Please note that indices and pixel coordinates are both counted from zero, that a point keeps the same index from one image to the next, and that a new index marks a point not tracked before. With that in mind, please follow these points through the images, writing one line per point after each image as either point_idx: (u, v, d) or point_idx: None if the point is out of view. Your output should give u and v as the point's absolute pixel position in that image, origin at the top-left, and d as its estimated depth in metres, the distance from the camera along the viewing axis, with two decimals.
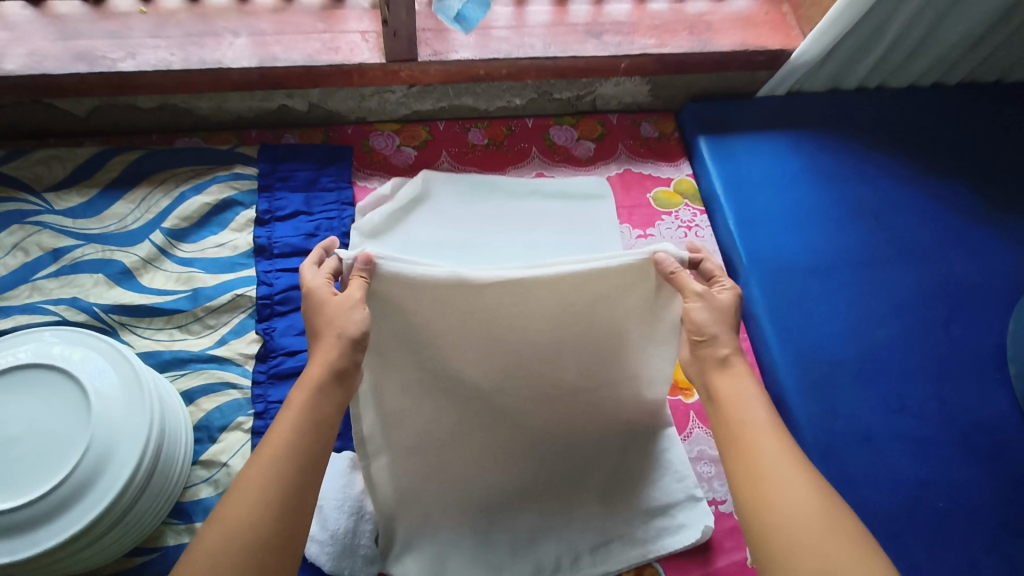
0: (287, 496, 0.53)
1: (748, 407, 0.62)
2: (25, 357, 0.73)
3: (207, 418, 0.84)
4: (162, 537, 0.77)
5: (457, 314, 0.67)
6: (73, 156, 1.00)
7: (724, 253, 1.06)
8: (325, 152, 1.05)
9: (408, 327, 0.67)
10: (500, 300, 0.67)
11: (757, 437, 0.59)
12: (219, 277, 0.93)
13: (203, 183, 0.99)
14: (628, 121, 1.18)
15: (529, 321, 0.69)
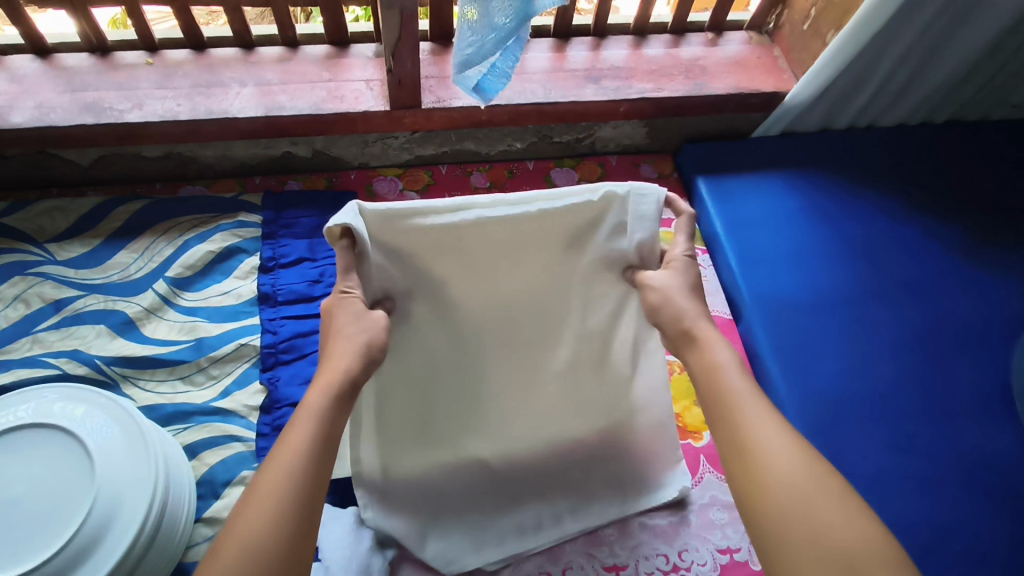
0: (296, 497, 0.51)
1: (728, 374, 0.62)
2: (24, 416, 0.72)
3: (211, 472, 0.83)
4: None
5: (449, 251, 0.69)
6: (77, 206, 1.00)
7: (727, 294, 1.07)
8: (329, 198, 1.05)
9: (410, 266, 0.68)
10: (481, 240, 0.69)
11: (751, 415, 0.58)
12: (223, 326, 0.92)
13: (207, 231, 0.99)
14: (627, 163, 1.19)
15: (511, 267, 0.72)
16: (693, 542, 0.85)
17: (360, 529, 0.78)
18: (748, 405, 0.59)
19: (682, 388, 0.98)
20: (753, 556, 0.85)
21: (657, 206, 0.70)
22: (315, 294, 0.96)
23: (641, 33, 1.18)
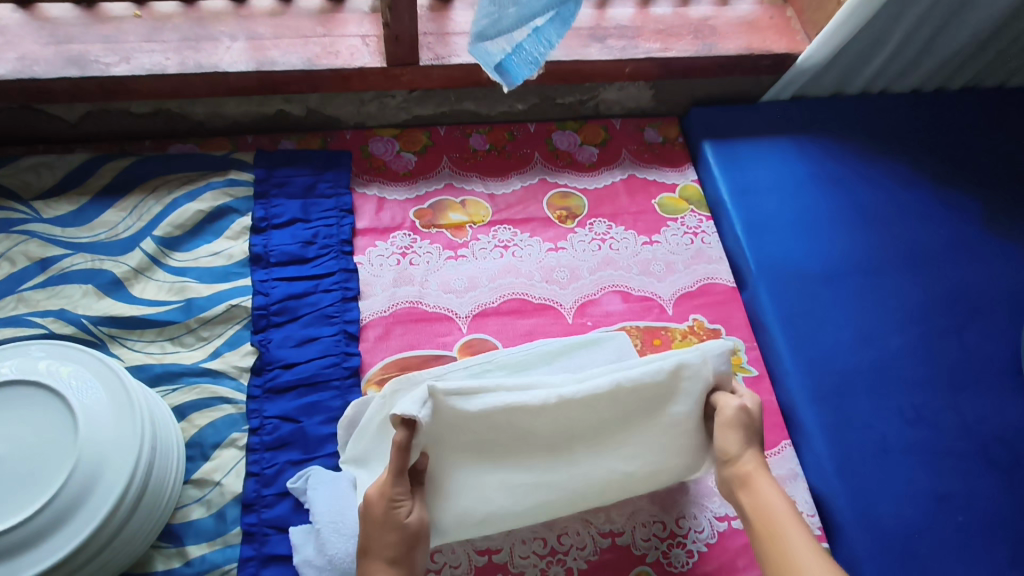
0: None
1: (779, 513, 0.67)
2: (9, 373, 0.69)
3: (201, 434, 0.81)
4: (152, 561, 0.74)
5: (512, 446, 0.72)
6: (62, 163, 0.97)
7: (732, 260, 1.03)
8: (323, 158, 1.02)
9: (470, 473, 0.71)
10: (547, 422, 0.72)
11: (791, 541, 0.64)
12: (213, 286, 0.90)
13: (197, 190, 0.96)
14: (631, 127, 1.15)
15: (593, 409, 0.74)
16: (692, 511, 0.84)
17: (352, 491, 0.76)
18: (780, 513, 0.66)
19: None
20: None
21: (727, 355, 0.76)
22: (308, 255, 0.94)
23: None
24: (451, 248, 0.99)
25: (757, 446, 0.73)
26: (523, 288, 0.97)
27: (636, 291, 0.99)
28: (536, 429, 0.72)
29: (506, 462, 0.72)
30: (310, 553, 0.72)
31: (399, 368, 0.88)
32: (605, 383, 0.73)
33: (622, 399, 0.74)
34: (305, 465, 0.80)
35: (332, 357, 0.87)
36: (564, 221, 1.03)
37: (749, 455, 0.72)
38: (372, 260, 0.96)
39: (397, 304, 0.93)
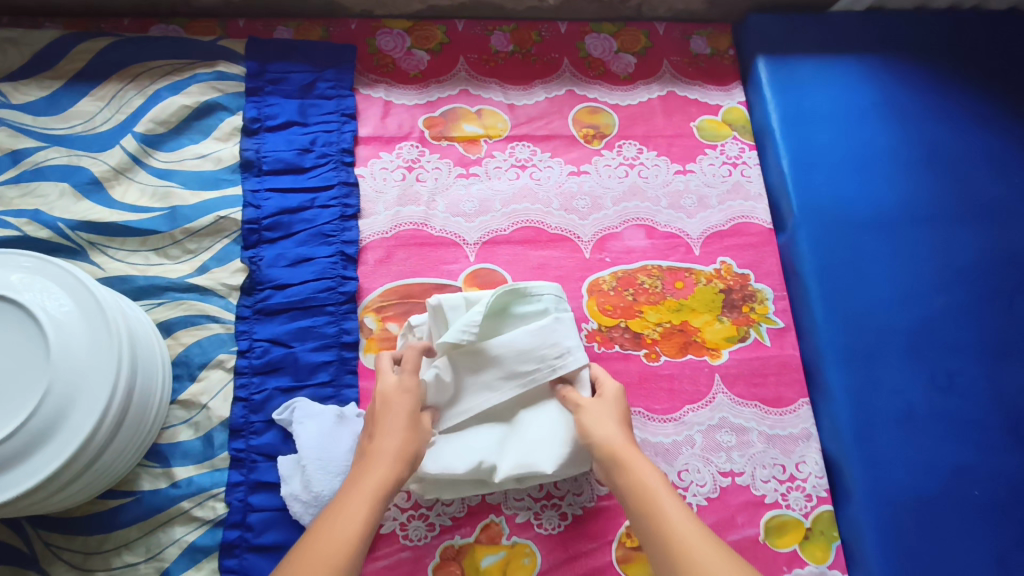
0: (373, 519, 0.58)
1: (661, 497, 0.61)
2: None
3: (186, 353, 0.77)
4: (138, 480, 0.71)
5: (497, 379, 0.72)
6: (31, 40, 0.86)
7: (772, 198, 0.93)
8: (324, 52, 0.91)
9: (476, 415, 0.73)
10: (511, 361, 0.72)
11: (669, 501, 0.60)
12: (200, 194, 0.82)
13: (182, 82, 0.87)
14: (677, 33, 1.00)
15: (523, 363, 0.72)
16: (696, 464, 0.80)
17: (335, 428, 0.73)
18: (652, 477, 0.62)
19: (706, 301, 0.87)
20: (757, 482, 0.80)
21: (453, 299, 0.72)
22: (305, 165, 0.85)
23: None
24: (462, 164, 0.89)
25: (626, 425, 0.69)
26: (538, 216, 0.88)
27: (662, 227, 0.90)
28: (508, 369, 0.72)
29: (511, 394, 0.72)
30: (296, 488, 0.70)
31: (400, 296, 0.82)
32: (513, 336, 0.72)
33: (524, 350, 0.72)
34: (295, 393, 0.76)
35: (327, 281, 0.80)
36: (590, 141, 0.93)
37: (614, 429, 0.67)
38: (374, 173, 0.87)
39: (400, 225, 0.85)
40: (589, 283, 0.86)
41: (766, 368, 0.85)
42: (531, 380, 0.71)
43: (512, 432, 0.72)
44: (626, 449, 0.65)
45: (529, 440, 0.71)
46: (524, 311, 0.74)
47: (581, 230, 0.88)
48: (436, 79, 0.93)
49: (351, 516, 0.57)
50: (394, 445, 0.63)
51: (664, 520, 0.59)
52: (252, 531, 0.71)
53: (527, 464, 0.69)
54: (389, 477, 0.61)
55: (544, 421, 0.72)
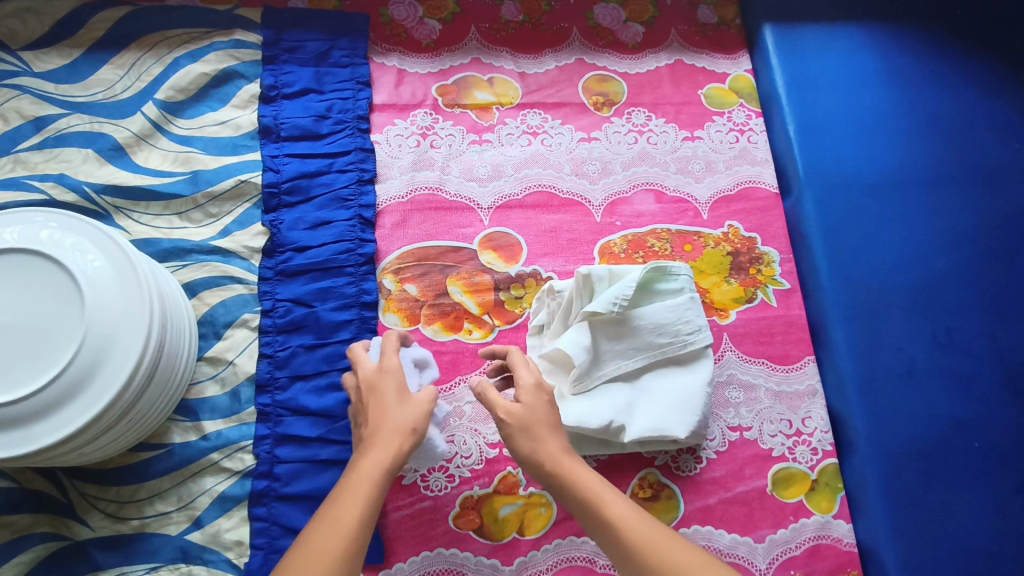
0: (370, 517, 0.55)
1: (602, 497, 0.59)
2: (11, 239, 0.66)
3: (212, 312, 0.79)
4: (169, 434, 0.74)
5: (634, 349, 0.80)
6: (51, 9, 0.88)
7: (779, 163, 0.95)
8: (339, 21, 0.92)
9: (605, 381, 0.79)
10: (645, 334, 0.79)
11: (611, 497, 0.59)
12: (220, 160, 0.84)
13: (200, 50, 0.88)
14: (684, 2, 1.02)
15: (658, 336, 0.80)
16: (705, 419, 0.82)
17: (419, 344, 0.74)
18: (583, 475, 0.61)
19: (714, 263, 0.89)
20: (764, 436, 0.83)
21: (603, 269, 0.79)
22: (322, 131, 0.87)
23: None
24: (475, 131, 0.91)
25: (559, 430, 0.64)
26: (550, 180, 0.90)
27: (671, 191, 0.92)
28: (641, 342, 0.80)
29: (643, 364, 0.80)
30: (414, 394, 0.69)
31: (416, 258, 0.84)
32: (647, 310, 0.80)
33: (659, 325, 0.80)
34: (318, 350, 0.78)
35: (346, 243, 0.82)
36: (600, 108, 0.95)
37: (550, 442, 0.63)
38: (390, 140, 0.89)
39: (416, 190, 0.87)
40: (601, 246, 0.88)
41: (773, 327, 0.87)
42: (664, 352, 0.80)
43: (642, 396, 0.79)
44: (572, 466, 0.62)
45: (665, 405, 0.78)
46: (665, 288, 0.81)
47: (592, 195, 0.91)
48: (448, 48, 0.95)
49: (339, 526, 0.52)
50: (393, 431, 0.60)
51: (624, 535, 0.56)
52: (280, 481, 0.73)
53: (671, 428, 0.76)
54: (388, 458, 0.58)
55: (675, 393, 0.79)
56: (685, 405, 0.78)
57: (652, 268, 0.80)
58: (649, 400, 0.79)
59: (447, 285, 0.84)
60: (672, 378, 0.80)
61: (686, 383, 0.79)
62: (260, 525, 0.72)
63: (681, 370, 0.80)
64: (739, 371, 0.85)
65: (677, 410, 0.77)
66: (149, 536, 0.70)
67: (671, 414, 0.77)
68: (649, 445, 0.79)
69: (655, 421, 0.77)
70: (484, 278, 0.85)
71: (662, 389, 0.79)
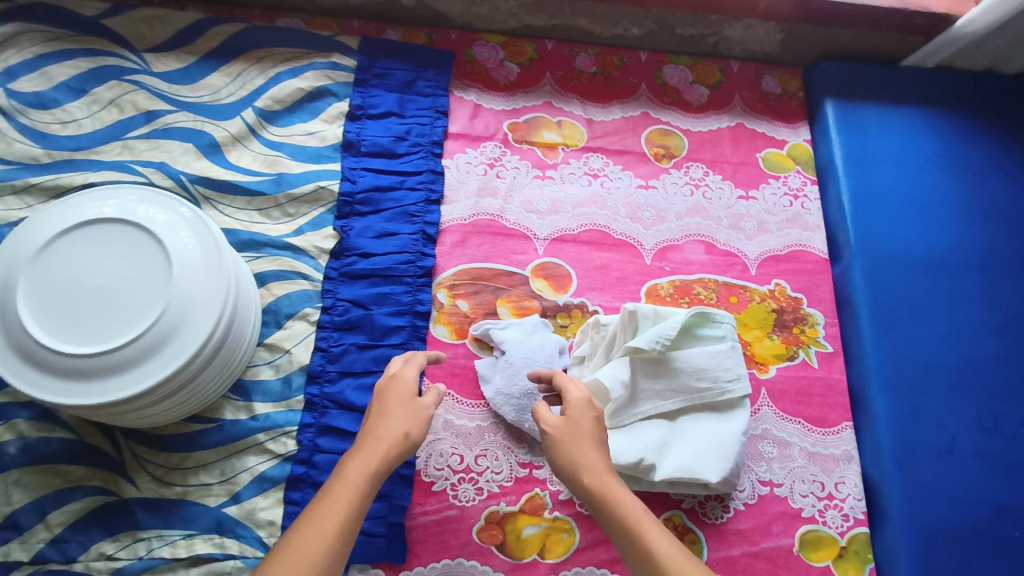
0: (360, 509, 0.59)
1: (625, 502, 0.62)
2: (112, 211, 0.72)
3: (277, 303, 0.84)
4: (221, 409, 0.78)
5: (671, 389, 0.81)
6: (176, 20, 0.98)
7: (830, 231, 0.97)
8: (427, 55, 1.00)
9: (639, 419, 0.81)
10: (684, 377, 0.81)
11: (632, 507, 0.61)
12: (304, 166, 0.91)
13: (300, 68, 0.97)
14: (750, 71, 1.07)
15: (697, 380, 0.81)
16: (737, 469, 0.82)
17: (541, 335, 0.84)
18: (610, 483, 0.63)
19: (758, 318, 0.91)
20: (795, 495, 0.82)
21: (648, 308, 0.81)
22: (398, 151, 0.94)
23: None
24: (540, 167, 0.97)
25: (601, 447, 0.67)
26: (605, 220, 0.94)
27: (722, 244, 0.95)
28: (680, 383, 0.81)
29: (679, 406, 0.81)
30: (494, 388, 0.80)
31: (471, 277, 0.88)
32: (688, 353, 0.81)
33: (698, 369, 0.81)
34: (369, 350, 0.82)
35: (408, 255, 0.87)
36: (660, 159, 0.99)
37: (594, 457, 0.65)
38: (459, 166, 0.95)
39: (478, 214, 0.92)
40: (648, 288, 0.91)
41: (812, 388, 0.87)
42: (700, 397, 0.81)
43: (676, 437, 0.80)
44: (615, 484, 0.63)
45: (697, 448, 0.79)
46: (707, 334, 0.83)
47: (645, 238, 0.94)
48: (523, 90, 1.01)
49: (337, 510, 0.57)
50: (394, 435, 0.65)
51: (655, 557, 0.57)
52: (318, 469, 0.77)
53: (701, 471, 0.77)
54: (387, 456, 0.63)
55: (708, 438, 0.79)
56: (718, 450, 0.78)
57: (697, 313, 0.82)
58: (682, 442, 0.79)
59: (497, 305, 0.87)
60: (707, 423, 0.81)
61: (720, 431, 0.80)
62: (294, 509, 0.75)
63: (716, 417, 0.81)
64: (775, 426, 0.85)
65: (709, 454, 0.78)
66: (189, 505, 0.74)
67: (702, 458, 0.78)
68: (678, 487, 0.79)
69: (686, 463, 0.77)
70: (533, 304, 0.88)
71: (695, 433, 0.80)
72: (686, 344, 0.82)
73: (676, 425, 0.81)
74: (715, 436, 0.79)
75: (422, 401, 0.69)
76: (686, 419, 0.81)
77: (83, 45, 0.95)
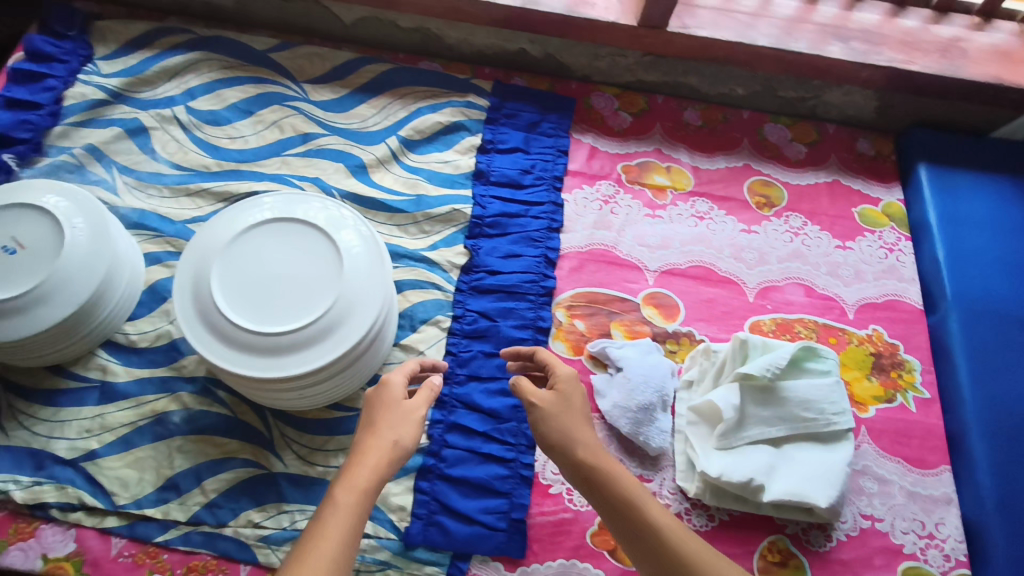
0: (353, 531, 0.61)
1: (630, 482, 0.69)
2: (278, 211, 0.81)
3: (412, 309, 0.92)
4: (361, 400, 0.86)
5: (779, 416, 0.85)
6: (333, 57, 1.11)
7: (924, 284, 1.02)
8: (551, 101, 1.10)
9: (748, 443, 0.84)
10: (792, 405, 0.85)
11: (634, 485, 0.68)
12: (440, 189, 1.01)
13: (439, 104, 1.08)
14: (845, 134, 1.15)
15: (805, 409, 0.85)
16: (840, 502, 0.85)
17: (656, 357, 0.90)
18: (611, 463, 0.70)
19: (857, 360, 0.95)
20: (896, 531, 0.84)
21: (760, 339, 0.87)
22: (524, 183, 1.03)
23: (901, 3, 1.11)
24: (650, 207, 1.05)
25: (590, 423, 0.74)
26: (711, 259, 1.01)
27: (820, 288, 1.00)
28: (787, 411, 0.85)
29: (786, 433, 0.85)
30: (612, 401, 0.86)
31: (587, 300, 0.96)
32: (796, 383, 0.86)
33: (806, 398, 0.85)
34: (495, 358, 0.89)
35: (532, 275, 0.95)
36: (761, 207, 1.07)
37: (581, 431, 0.72)
38: (577, 200, 1.04)
39: (594, 245, 1.00)
40: (751, 323, 0.97)
41: (911, 430, 0.91)
42: (808, 426, 0.85)
43: (782, 462, 0.83)
44: (607, 458, 0.70)
45: (804, 474, 0.82)
46: (814, 367, 0.87)
47: (748, 277, 1.00)
48: (635, 137, 1.11)
49: (330, 538, 0.59)
50: (380, 445, 0.68)
51: (660, 530, 0.65)
52: (446, 462, 0.83)
53: (808, 495, 0.80)
54: (382, 466, 0.67)
55: (813, 466, 0.83)
56: (825, 478, 0.81)
57: (805, 347, 0.88)
58: (788, 467, 0.83)
59: (610, 327, 0.94)
60: (812, 453, 0.84)
61: (826, 461, 0.83)
62: (423, 497, 0.81)
63: (821, 448, 0.85)
64: (876, 462, 0.88)
65: (817, 480, 0.81)
66: (330, 484, 0.81)
67: (810, 484, 0.81)
68: (783, 511, 0.82)
69: (794, 486, 0.81)
70: (644, 329, 0.94)
71: (801, 460, 0.83)
72: (794, 375, 0.87)
73: (783, 452, 0.84)
74: (820, 465, 0.83)
75: (411, 404, 0.73)
76: (792, 446, 0.85)
77: (252, 74, 1.08)
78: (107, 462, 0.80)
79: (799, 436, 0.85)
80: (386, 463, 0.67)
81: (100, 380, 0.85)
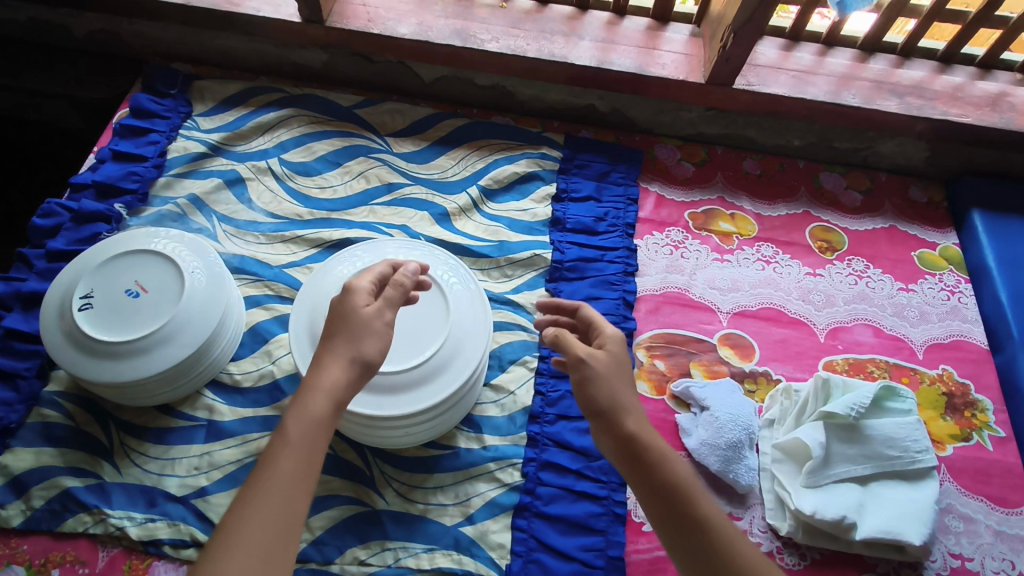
0: (305, 471, 0.59)
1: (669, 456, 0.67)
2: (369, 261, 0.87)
3: (500, 350, 0.96)
4: (455, 438, 0.89)
5: (865, 454, 0.86)
6: (413, 113, 1.18)
7: (989, 325, 1.05)
8: (619, 152, 1.16)
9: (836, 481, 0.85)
10: (877, 444, 0.87)
11: (679, 462, 0.67)
12: (520, 236, 1.06)
13: (514, 156, 1.14)
14: (896, 182, 1.21)
15: (890, 448, 0.87)
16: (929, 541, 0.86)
17: (740, 397, 0.92)
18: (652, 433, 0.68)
19: (930, 400, 0.98)
20: (986, 570, 0.85)
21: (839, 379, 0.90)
22: (598, 229, 1.07)
23: (947, 60, 1.18)
24: (718, 251, 1.09)
25: (632, 386, 0.72)
26: (780, 301, 1.05)
27: (888, 329, 1.04)
28: (872, 450, 0.87)
29: (873, 472, 0.86)
30: (699, 439, 0.88)
31: (665, 341, 0.99)
32: (878, 422, 0.88)
33: (891, 437, 0.87)
34: None
35: (612, 316, 0.99)
36: (824, 252, 1.11)
37: (629, 401, 0.70)
38: (649, 245, 1.09)
39: (668, 287, 1.04)
40: (824, 363, 1.00)
41: (990, 468, 0.93)
42: (893, 463, 0.86)
43: (871, 500, 0.85)
44: (655, 438, 0.68)
45: (894, 512, 0.83)
46: (895, 407, 0.90)
47: (818, 318, 1.04)
48: (699, 185, 1.17)
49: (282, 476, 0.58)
50: (344, 373, 0.65)
51: (699, 507, 0.64)
52: (541, 500, 0.85)
53: (900, 532, 0.82)
54: (336, 389, 0.64)
55: (902, 504, 0.84)
56: (915, 515, 0.83)
57: (883, 387, 0.90)
58: (878, 505, 0.84)
59: (690, 367, 0.97)
60: (900, 490, 0.86)
61: (914, 499, 0.85)
62: (521, 535, 0.82)
63: (906, 486, 0.86)
64: (959, 501, 0.90)
65: (909, 516, 0.83)
66: (429, 522, 0.83)
67: (901, 522, 0.82)
68: (874, 548, 0.84)
69: (885, 523, 0.82)
70: (723, 369, 0.98)
71: (890, 497, 0.85)
72: (874, 414, 0.89)
73: (869, 489, 0.86)
74: (908, 502, 0.84)
75: (376, 312, 0.69)
76: (879, 483, 0.86)
77: (340, 128, 1.15)
78: (217, 498, 0.82)
79: (885, 474, 0.87)
80: (342, 385, 0.64)
81: (207, 419, 0.88)
